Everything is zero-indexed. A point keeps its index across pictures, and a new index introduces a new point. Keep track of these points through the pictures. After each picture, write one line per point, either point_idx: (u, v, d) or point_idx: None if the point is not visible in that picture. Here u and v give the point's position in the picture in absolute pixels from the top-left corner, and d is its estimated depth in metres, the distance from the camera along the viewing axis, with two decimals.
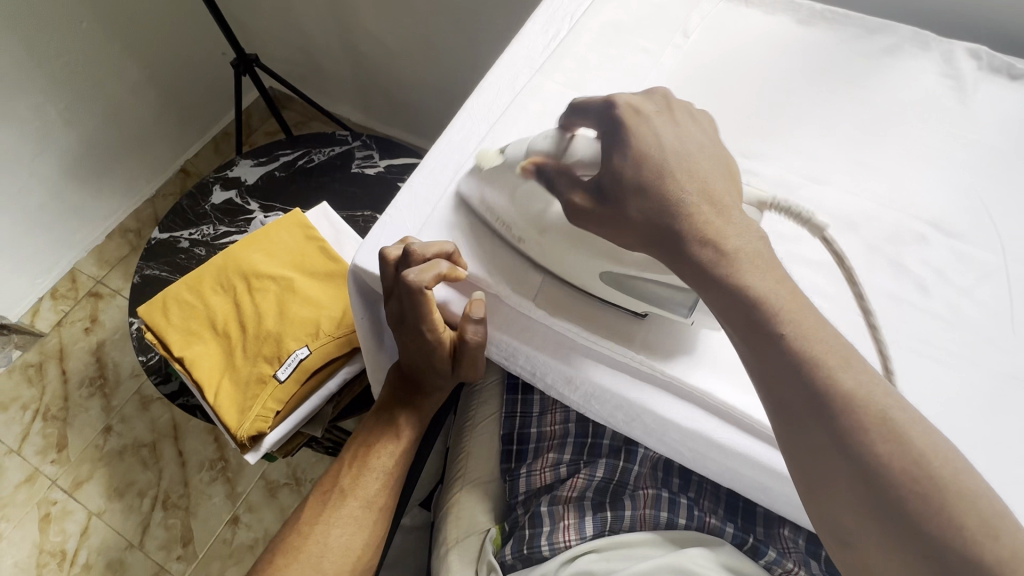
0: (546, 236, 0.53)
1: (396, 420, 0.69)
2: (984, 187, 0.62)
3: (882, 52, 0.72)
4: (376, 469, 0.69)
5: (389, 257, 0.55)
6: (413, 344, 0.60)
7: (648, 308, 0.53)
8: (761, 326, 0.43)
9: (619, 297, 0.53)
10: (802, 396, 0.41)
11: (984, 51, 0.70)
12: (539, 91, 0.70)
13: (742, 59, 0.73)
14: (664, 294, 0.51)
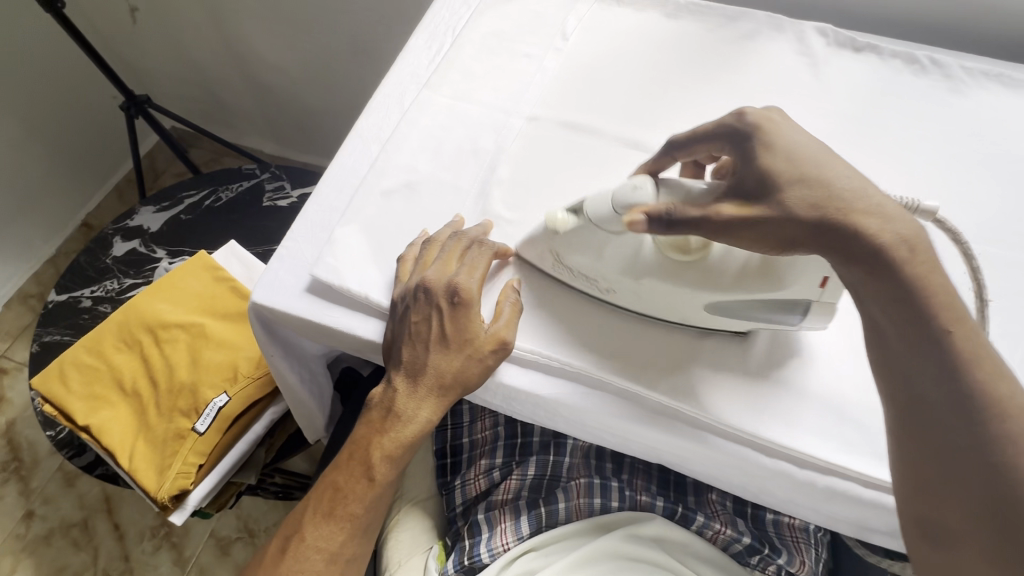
0: (644, 281, 0.51)
1: (372, 463, 0.55)
2: (844, 152, 0.68)
3: (743, 38, 0.78)
4: (341, 516, 0.56)
5: (422, 235, 0.60)
6: (418, 314, 0.54)
7: (754, 326, 0.53)
8: (929, 325, 0.40)
9: (730, 321, 0.52)
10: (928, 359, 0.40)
11: (829, 29, 0.77)
12: (427, 106, 0.70)
13: (620, 56, 0.76)
14: (768, 312, 0.51)
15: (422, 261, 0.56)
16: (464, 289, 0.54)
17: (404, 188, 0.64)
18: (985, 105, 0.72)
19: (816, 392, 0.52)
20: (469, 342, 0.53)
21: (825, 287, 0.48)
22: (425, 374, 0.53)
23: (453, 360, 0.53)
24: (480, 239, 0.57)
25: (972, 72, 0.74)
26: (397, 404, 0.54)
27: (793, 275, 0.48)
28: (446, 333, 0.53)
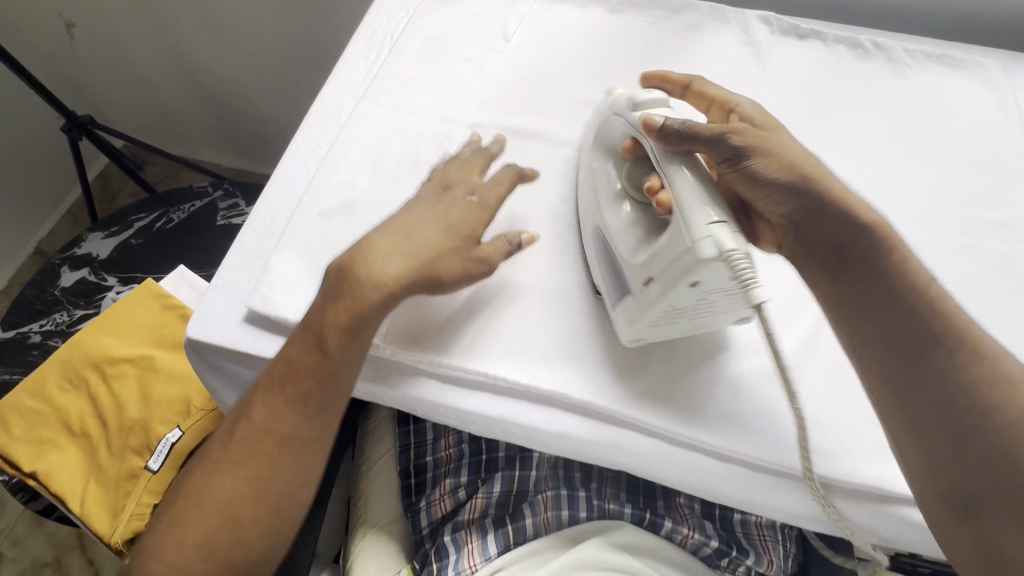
0: (602, 172, 0.56)
1: (329, 331, 0.51)
2: None
3: (688, 30, 0.77)
4: (289, 391, 0.52)
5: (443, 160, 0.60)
6: (426, 202, 0.55)
7: (607, 284, 0.54)
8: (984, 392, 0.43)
9: (599, 259, 0.55)
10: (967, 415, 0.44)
11: (773, 17, 0.76)
12: (366, 118, 0.68)
13: (563, 55, 0.75)
14: (620, 278, 0.52)
15: (450, 167, 0.58)
16: (480, 192, 0.56)
17: (343, 208, 0.61)
18: (930, 88, 0.72)
19: (769, 394, 0.52)
20: (470, 242, 0.53)
21: (644, 291, 0.47)
22: (408, 240, 0.53)
23: (441, 244, 0.52)
24: (524, 172, 0.58)
25: (914, 55, 0.74)
26: (365, 270, 0.51)
27: (645, 251, 0.48)
28: (448, 218, 0.54)
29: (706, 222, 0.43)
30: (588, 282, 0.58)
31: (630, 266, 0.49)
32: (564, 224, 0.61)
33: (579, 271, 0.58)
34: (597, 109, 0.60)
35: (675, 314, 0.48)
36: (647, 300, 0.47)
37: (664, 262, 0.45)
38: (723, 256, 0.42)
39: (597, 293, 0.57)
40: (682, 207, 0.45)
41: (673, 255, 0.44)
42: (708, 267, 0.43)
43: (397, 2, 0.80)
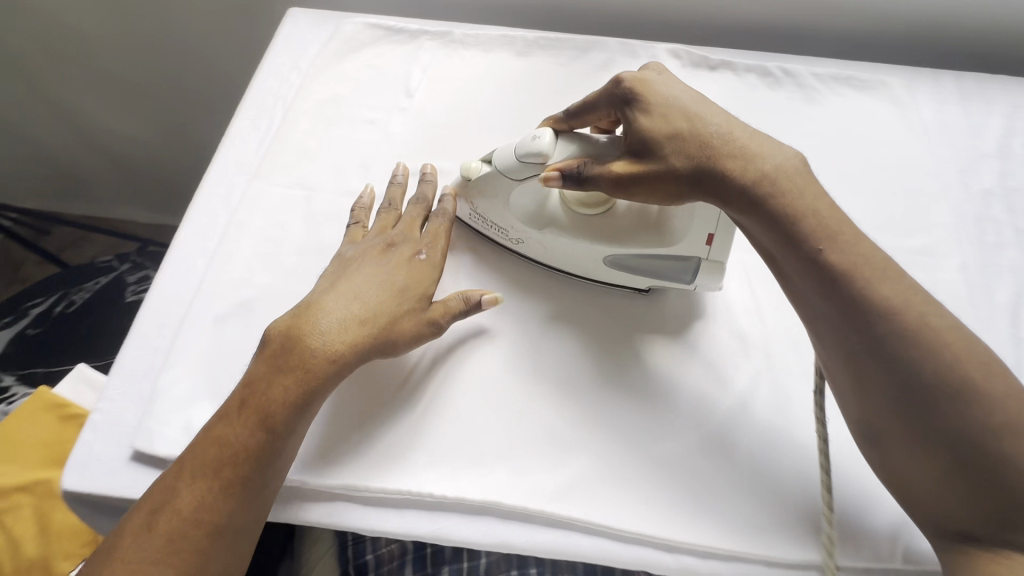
0: (547, 232, 0.55)
1: (270, 408, 0.46)
2: None
3: (598, 69, 0.74)
4: (223, 469, 0.44)
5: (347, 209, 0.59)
6: (364, 265, 0.53)
7: (649, 282, 0.56)
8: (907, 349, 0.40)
9: (623, 276, 0.56)
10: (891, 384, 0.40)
11: (682, 50, 0.74)
12: (259, 200, 0.62)
13: (471, 107, 0.70)
14: (665, 267, 0.55)
15: (383, 226, 0.57)
16: (427, 248, 0.55)
17: (239, 310, 0.55)
18: (842, 112, 0.71)
19: (708, 470, 0.49)
20: (423, 301, 0.52)
21: (713, 247, 0.52)
22: (354, 305, 0.49)
23: (394, 305, 0.50)
24: (451, 211, 0.58)
25: (823, 79, 0.74)
26: (308, 334, 0.48)
27: (682, 229, 0.52)
28: (398, 280, 0.51)
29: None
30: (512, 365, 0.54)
31: (680, 247, 0.52)
32: None
33: (505, 356, 0.54)
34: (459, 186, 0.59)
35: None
36: (727, 246, 0.52)
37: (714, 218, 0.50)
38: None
39: (526, 377, 0.53)
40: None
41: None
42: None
43: (289, 62, 0.74)
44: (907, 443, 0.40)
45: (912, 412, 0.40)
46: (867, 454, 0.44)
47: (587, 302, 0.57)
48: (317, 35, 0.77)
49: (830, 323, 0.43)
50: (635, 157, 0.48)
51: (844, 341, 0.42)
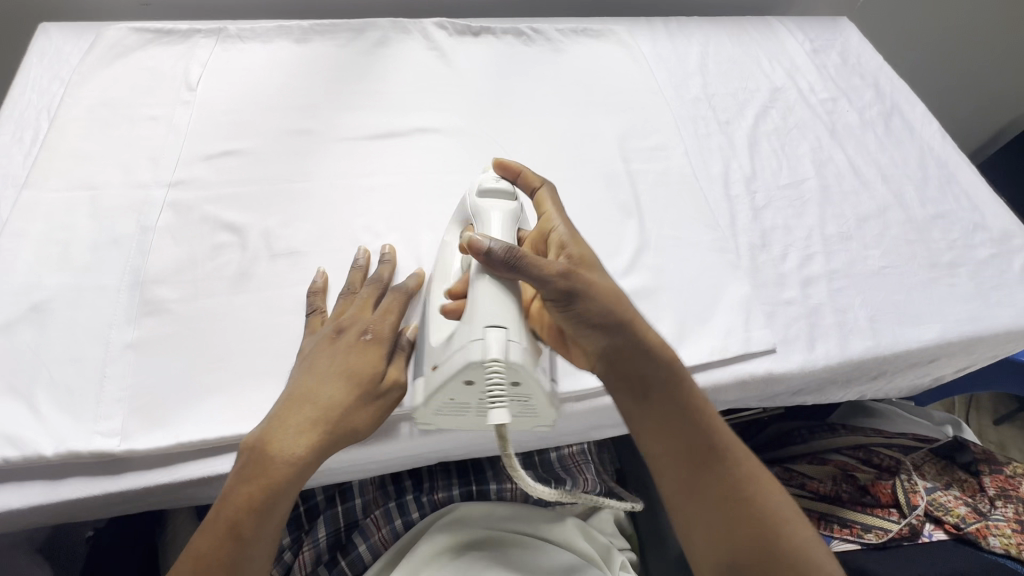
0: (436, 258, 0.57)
1: (240, 516, 0.45)
2: (488, 125, 0.76)
3: (375, 46, 0.82)
4: (228, 549, 0.44)
5: (365, 255, 0.59)
6: (356, 350, 0.50)
7: (415, 368, 0.55)
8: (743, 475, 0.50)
9: (414, 339, 0.56)
10: (726, 499, 0.50)
11: (446, 22, 0.85)
12: (34, 207, 0.60)
13: (258, 92, 0.74)
14: (417, 369, 0.53)
15: (340, 310, 0.54)
16: (374, 328, 0.52)
17: (29, 313, 0.53)
18: (582, 56, 0.87)
19: None
20: (377, 388, 0.49)
21: (428, 378, 0.48)
22: (313, 404, 0.48)
23: (347, 398, 0.48)
24: (408, 288, 0.56)
25: (564, 33, 0.89)
26: (273, 437, 0.46)
27: (438, 346, 0.49)
28: (349, 368, 0.49)
29: (480, 324, 0.45)
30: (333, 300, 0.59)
31: (426, 351, 0.50)
32: (300, 252, 0.61)
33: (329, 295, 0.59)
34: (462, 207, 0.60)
35: (460, 408, 0.48)
36: (431, 406, 0.48)
37: (445, 368, 0.46)
38: (489, 366, 0.44)
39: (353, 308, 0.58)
40: (472, 309, 0.46)
41: (461, 350, 0.45)
42: (481, 368, 0.44)
43: (49, 75, 0.72)
44: (732, 543, 0.48)
45: (747, 521, 0.49)
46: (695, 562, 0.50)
47: (394, 236, 0.65)
48: (77, 45, 0.75)
49: (695, 449, 0.50)
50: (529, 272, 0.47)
51: (717, 453, 0.51)
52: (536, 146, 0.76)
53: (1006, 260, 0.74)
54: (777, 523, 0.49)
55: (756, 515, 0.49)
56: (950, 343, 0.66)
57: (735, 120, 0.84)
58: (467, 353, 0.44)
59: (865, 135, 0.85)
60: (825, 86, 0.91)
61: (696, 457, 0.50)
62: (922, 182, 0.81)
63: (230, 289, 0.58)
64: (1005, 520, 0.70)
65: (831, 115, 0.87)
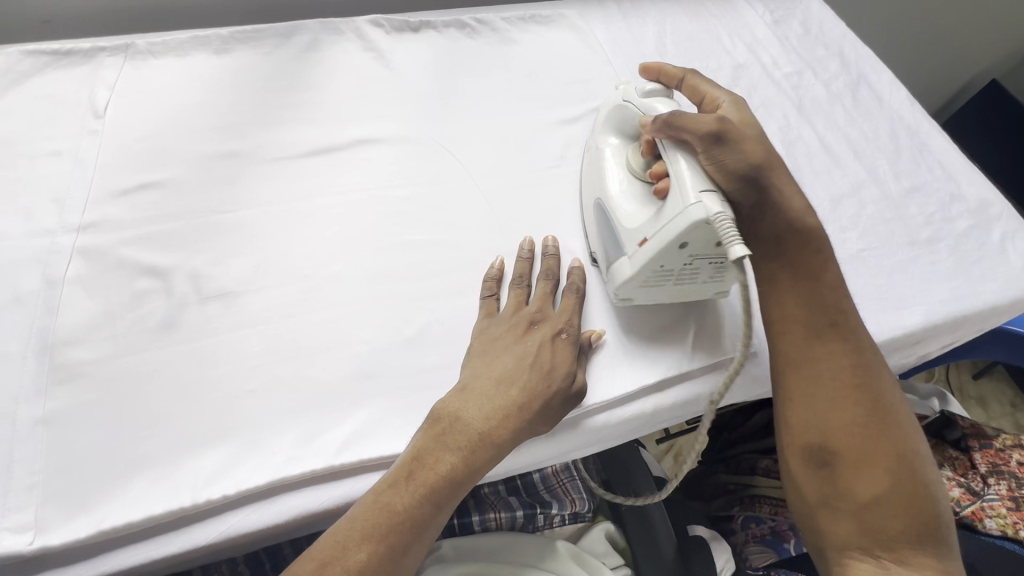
0: (604, 150, 0.63)
1: (434, 479, 0.45)
2: (435, 130, 0.70)
3: (305, 51, 0.74)
4: (389, 534, 0.43)
5: (529, 242, 0.60)
6: (556, 343, 0.53)
7: (598, 249, 0.61)
8: (885, 389, 0.51)
9: (595, 221, 0.61)
10: (868, 412, 0.49)
11: (382, 19, 0.78)
12: None
13: (176, 112, 0.67)
14: (612, 241, 0.58)
15: (517, 302, 0.56)
16: (566, 328, 0.54)
17: None
18: (533, 45, 0.81)
19: None
20: (569, 381, 0.51)
21: (640, 249, 0.54)
22: (516, 380, 0.50)
23: (541, 386, 0.50)
24: (579, 287, 0.58)
25: (511, 22, 0.83)
26: (469, 413, 0.48)
27: (637, 219, 0.55)
28: (544, 362, 0.51)
29: (695, 189, 0.49)
30: (274, 344, 0.53)
31: (627, 231, 0.56)
32: (232, 293, 0.55)
33: (268, 339, 0.53)
34: (605, 105, 0.67)
35: (665, 277, 0.55)
36: (643, 260, 0.53)
37: (660, 232, 0.52)
38: (714, 218, 0.48)
39: (295, 351, 0.53)
40: (678, 178, 0.51)
41: (677, 213, 0.50)
42: (700, 228, 0.49)
43: None
44: (875, 461, 0.48)
45: (887, 436, 0.49)
46: (817, 480, 0.49)
47: (336, 264, 0.58)
48: None
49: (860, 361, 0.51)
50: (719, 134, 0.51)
51: (852, 386, 0.50)
52: (489, 148, 0.70)
53: (985, 231, 0.71)
54: (915, 450, 0.49)
55: (874, 410, 0.50)
56: (935, 326, 0.63)
57: None
58: (685, 216, 0.49)
59: (833, 109, 0.81)
60: (788, 59, 0.87)
61: (834, 333, 0.52)
62: (895, 154, 0.77)
63: (153, 342, 0.51)
64: (999, 499, 0.68)
65: (797, 90, 0.83)
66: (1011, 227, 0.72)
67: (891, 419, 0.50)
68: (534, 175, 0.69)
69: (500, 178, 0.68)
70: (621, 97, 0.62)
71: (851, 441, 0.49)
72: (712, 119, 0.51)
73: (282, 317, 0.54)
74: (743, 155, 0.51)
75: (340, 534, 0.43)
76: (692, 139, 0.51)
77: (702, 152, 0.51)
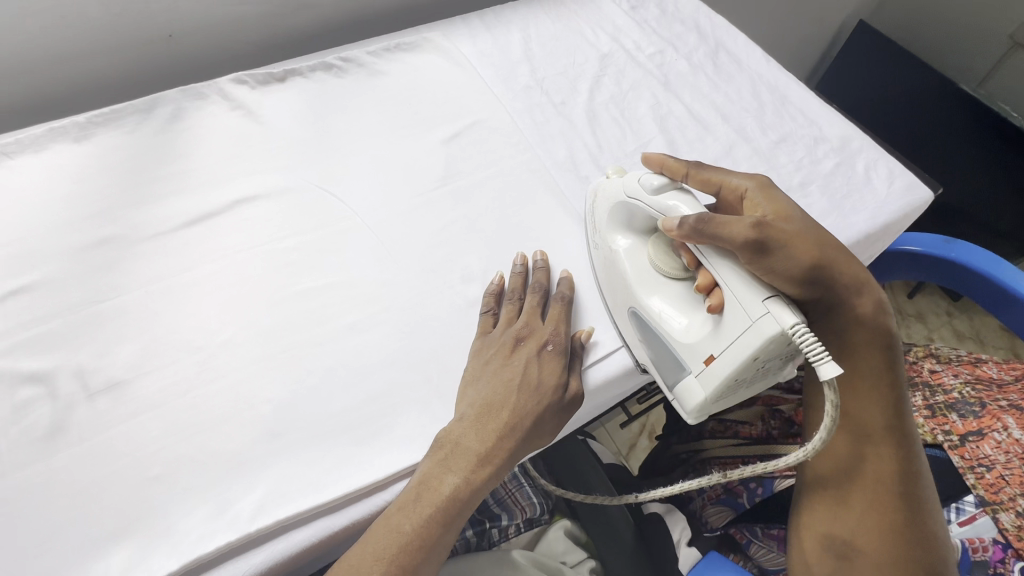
0: (617, 249, 0.60)
1: (443, 501, 0.47)
2: (315, 175, 0.70)
3: (171, 122, 0.73)
4: (400, 556, 0.44)
5: (519, 258, 0.63)
6: (543, 361, 0.54)
7: (648, 357, 0.58)
8: (929, 513, 0.51)
9: (638, 330, 0.58)
10: (900, 522, 0.50)
11: (245, 75, 0.78)
12: None
13: (41, 210, 0.64)
14: (666, 351, 0.55)
15: (508, 318, 0.58)
16: (553, 339, 0.56)
17: None
18: (403, 74, 0.82)
19: (389, 397, 0.55)
20: (559, 393, 0.54)
21: (708, 368, 0.50)
22: (510, 401, 0.51)
23: (531, 404, 0.52)
24: (567, 295, 0.60)
25: (377, 54, 0.84)
26: (470, 437, 0.50)
27: (697, 333, 0.52)
28: (534, 380, 0.53)
29: (759, 300, 0.47)
30: (173, 425, 0.51)
31: (685, 347, 0.52)
32: (122, 383, 0.53)
33: (165, 421, 0.52)
34: (602, 190, 0.63)
35: (737, 388, 0.52)
36: (713, 381, 0.50)
37: (727, 349, 0.49)
38: (794, 330, 0.45)
39: (194, 428, 0.51)
40: (732, 288, 0.49)
41: (743, 331, 0.47)
42: (774, 343, 0.46)
43: None
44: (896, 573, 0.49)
45: (912, 547, 0.49)
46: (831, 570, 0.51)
47: (230, 329, 0.57)
48: None
49: (905, 470, 0.51)
50: (763, 238, 0.49)
51: (887, 489, 0.51)
52: (370, 183, 0.70)
53: (850, 166, 0.76)
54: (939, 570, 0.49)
55: (907, 522, 0.50)
56: None
57: (571, 98, 0.82)
58: (757, 330, 0.46)
59: (698, 80, 0.85)
60: (650, 41, 0.91)
61: (882, 439, 0.52)
62: (760, 111, 0.82)
63: (43, 452, 0.50)
64: (916, 409, 0.71)
65: (661, 68, 0.87)
66: (873, 157, 0.77)
67: (923, 536, 0.50)
68: (420, 198, 0.69)
69: (386, 209, 0.68)
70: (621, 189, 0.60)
71: (878, 546, 0.50)
72: (748, 222, 0.49)
73: (177, 397, 0.53)
74: (793, 258, 0.49)
75: (357, 555, 0.44)
76: (740, 246, 0.49)
77: (749, 261, 0.49)
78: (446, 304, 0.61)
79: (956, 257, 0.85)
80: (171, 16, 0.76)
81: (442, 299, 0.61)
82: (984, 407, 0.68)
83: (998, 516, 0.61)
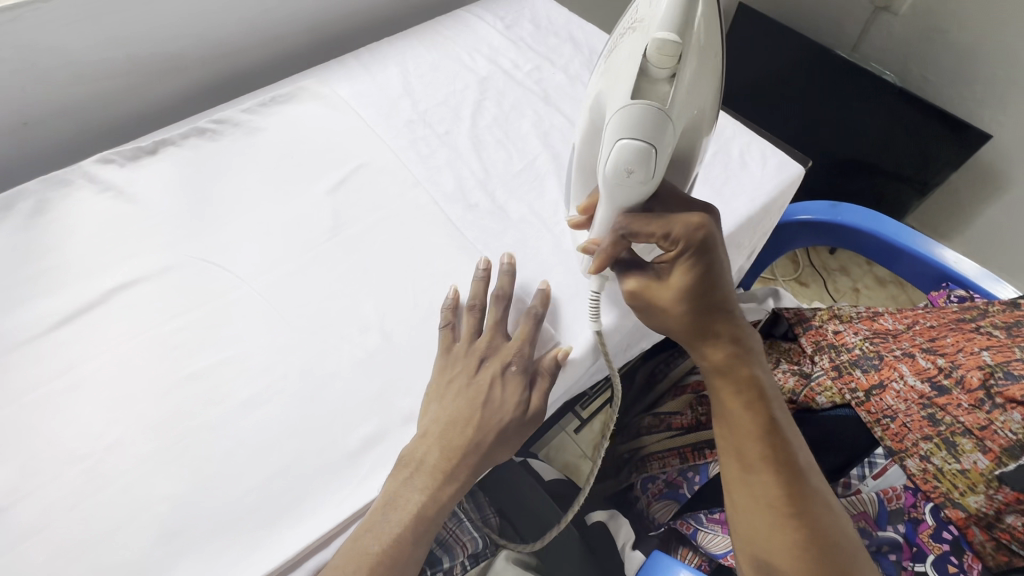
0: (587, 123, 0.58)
1: (410, 518, 0.50)
2: (197, 247, 0.68)
3: (33, 215, 0.69)
4: None
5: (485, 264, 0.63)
6: (506, 378, 0.57)
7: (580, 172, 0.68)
8: (829, 523, 0.52)
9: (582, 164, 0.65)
10: (802, 537, 0.51)
11: (110, 153, 0.75)
12: None
13: None
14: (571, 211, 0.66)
15: (470, 333, 0.59)
16: (517, 356, 0.58)
17: None
18: (281, 126, 0.81)
19: (295, 468, 0.53)
20: (523, 408, 0.56)
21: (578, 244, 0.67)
22: (482, 416, 0.54)
23: (495, 419, 0.55)
24: (537, 309, 0.61)
25: (252, 110, 0.81)
26: (433, 454, 0.52)
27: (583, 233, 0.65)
28: (494, 396, 0.56)
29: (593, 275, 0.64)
30: (64, 544, 0.49)
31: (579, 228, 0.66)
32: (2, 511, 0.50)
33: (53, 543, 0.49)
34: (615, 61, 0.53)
35: None
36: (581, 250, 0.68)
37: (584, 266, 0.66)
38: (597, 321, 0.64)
39: (87, 543, 0.49)
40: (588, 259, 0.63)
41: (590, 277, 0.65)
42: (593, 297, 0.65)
43: None
44: None
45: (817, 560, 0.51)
46: None
47: (116, 429, 0.55)
48: None
49: (791, 487, 0.53)
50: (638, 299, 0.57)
51: (782, 508, 0.52)
52: (256, 245, 0.68)
53: (726, 153, 0.79)
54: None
55: (807, 536, 0.51)
56: None
57: (455, 127, 0.82)
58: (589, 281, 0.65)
59: (576, 89, 0.88)
60: (527, 57, 0.92)
61: (764, 462, 0.53)
62: None
63: None
64: (824, 372, 0.73)
65: (540, 83, 0.89)
66: (747, 141, 0.80)
67: (824, 547, 0.51)
68: (310, 253, 0.68)
69: (275, 270, 0.66)
70: (613, 97, 0.51)
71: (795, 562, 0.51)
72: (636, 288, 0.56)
73: (65, 513, 0.50)
74: (663, 317, 0.56)
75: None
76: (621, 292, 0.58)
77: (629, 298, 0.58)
78: (346, 359, 0.59)
79: (844, 220, 0.90)
80: (20, 104, 0.73)
81: (341, 354, 0.60)
82: (882, 359, 0.69)
83: (905, 462, 0.65)
